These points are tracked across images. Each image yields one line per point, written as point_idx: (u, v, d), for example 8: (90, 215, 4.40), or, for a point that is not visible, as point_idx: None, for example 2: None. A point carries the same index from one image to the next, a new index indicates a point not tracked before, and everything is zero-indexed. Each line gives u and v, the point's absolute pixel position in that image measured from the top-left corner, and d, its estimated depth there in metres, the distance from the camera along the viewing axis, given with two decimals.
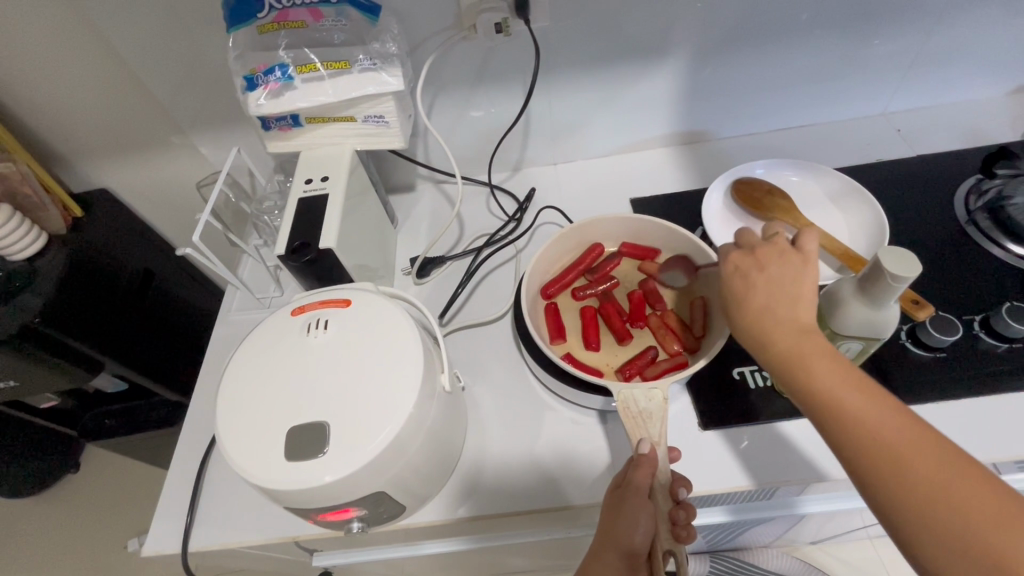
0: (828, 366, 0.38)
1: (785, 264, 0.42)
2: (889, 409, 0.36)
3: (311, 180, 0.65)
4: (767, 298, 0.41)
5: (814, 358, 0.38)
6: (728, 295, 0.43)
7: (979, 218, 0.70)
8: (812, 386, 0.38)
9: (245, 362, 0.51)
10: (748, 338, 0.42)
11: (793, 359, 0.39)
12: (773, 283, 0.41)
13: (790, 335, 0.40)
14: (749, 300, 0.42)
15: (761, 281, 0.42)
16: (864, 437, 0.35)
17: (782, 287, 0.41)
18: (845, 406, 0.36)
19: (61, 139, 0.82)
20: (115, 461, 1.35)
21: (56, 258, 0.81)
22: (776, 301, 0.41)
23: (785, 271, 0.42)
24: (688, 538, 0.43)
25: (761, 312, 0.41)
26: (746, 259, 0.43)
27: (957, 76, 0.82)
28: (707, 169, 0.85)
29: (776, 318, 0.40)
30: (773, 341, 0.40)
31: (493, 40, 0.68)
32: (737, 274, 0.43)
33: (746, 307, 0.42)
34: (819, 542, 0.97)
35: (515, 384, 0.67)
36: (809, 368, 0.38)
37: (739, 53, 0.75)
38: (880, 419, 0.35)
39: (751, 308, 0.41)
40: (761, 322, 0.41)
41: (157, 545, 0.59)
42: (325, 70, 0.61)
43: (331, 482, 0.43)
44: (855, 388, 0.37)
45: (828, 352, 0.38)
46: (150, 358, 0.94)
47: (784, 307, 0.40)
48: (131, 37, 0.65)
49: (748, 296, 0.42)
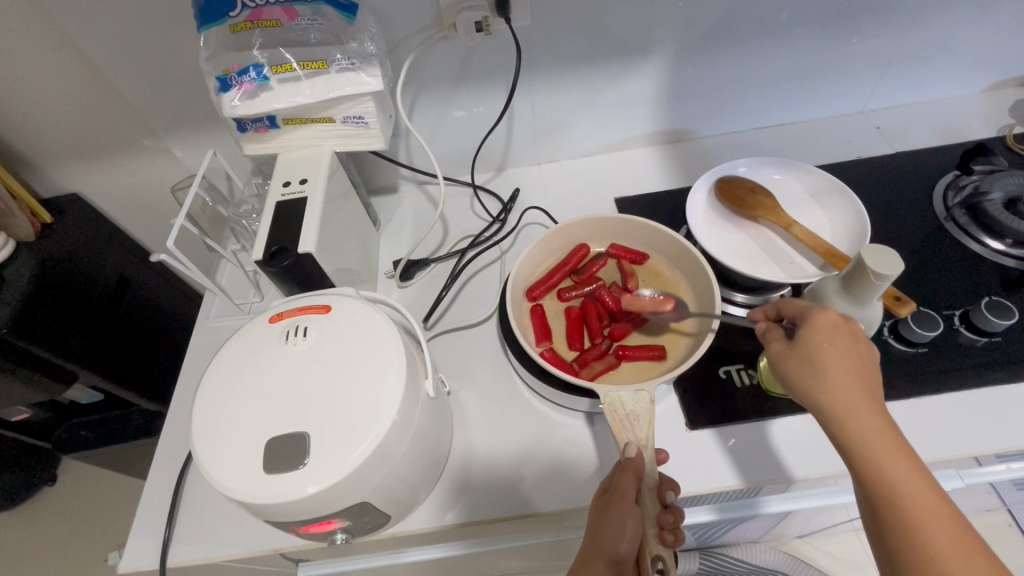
0: (905, 469, 0.36)
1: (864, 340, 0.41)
2: (958, 529, 0.35)
3: (289, 184, 0.63)
4: (853, 376, 0.39)
5: (890, 457, 0.37)
6: (806, 359, 0.41)
7: (958, 214, 0.70)
8: (885, 490, 0.36)
9: (221, 372, 0.49)
10: (820, 412, 0.40)
11: (866, 452, 0.37)
12: (856, 358, 0.40)
13: (873, 427, 0.38)
14: (829, 372, 0.40)
15: (844, 353, 0.40)
16: (933, 559, 0.34)
17: (862, 364, 0.40)
18: (916, 519, 0.35)
19: (28, 143, 0.79)
20: (92, 474, 1.31)
21: (25, 266, 0.78)
22: (857, 378, 0.40)
23: (867, 352, 0.41)
24: (674, 542, 0.44)
25: (848, 392, 0.39)
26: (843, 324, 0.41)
27: (933, 74, 0.83)
28: (690, 167, 0.85)
29: (856, 404, 0.39)
30: (852, 428, 0.38)
31: (473, 40, 0.68)
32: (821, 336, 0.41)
33: (826, 383, 0.40)
34: (806, 536, 0.98)
35: (502, 387, 0.66)
36: (881, 460, 0.37)
37: (720, 51, 0.75)
38: (950, 542, 0.34)
39: (836, 386, 0.39)
40: (842, 402, 0.39)
41: (134, 561, 0.57)
42: (302, 70, 0.60)
43: (314, 494, 0.42)
44: (928, 499, 0.36)
45: (906, 454, 0.37)
46: (126, 367, 0.91)
47: (865, 390, 0.39)
48: (99, 36, 0.63)
49: (832, 372, 0.40)
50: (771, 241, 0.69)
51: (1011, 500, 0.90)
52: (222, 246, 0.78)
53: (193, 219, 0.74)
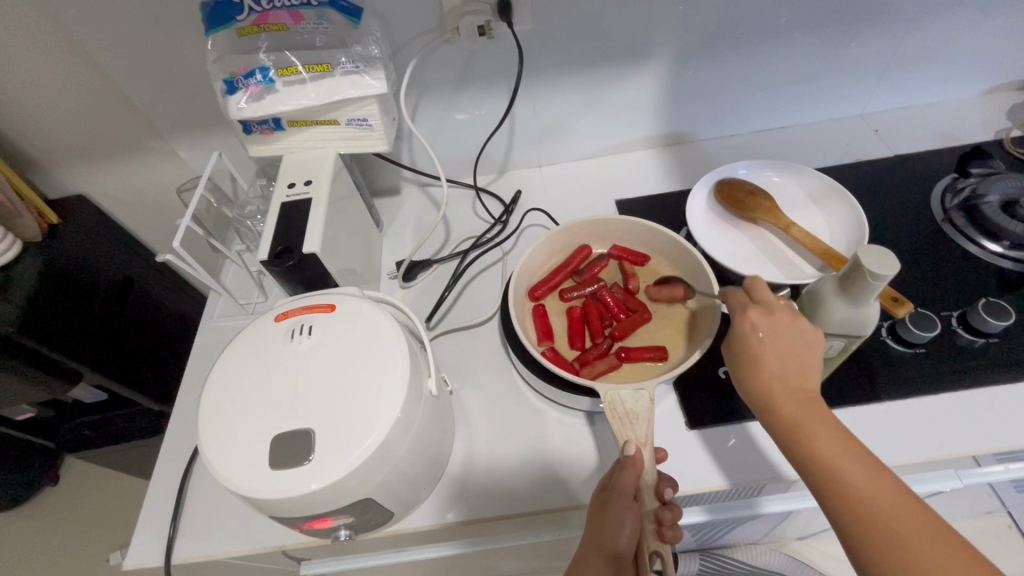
0: (826, 434, 0.41)
1: (786, 327, 0.45)
2: (880, 481, 0.38)
3: (294, 185, 0.64)
4: (777, 358, 0.44)
5: (813, 428, 0.41)
6: (735, 350, 0.46)
7: (955, 216, 0.71)
8: (813, 458, 0.40)
9: (227, 370, 0.50)
10: (753, 398, 0.44)
11: (791, 425, 0.42)
12: (779, 341, 0.44)
13: (796, 404, 0.42)
14: (755, 359, 0.44)
15: (768, 339, 0.44)
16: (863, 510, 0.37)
17: (785, 350, 0.44)
18: (844, 477, 0.39)
19: (36, 145, 0.80)
20: (94, 475, 1.31)
21: (32, 266, 0.78)
22: (780, 363, 0.44)
23: (791, 332, 0.44)
24: (673, 538, 0.44)
25: (772, 375, 0.44)
26: (764, 321, 0.45)
27: (930, 78, 0.84)
28: (690, 169, 0.86)
29: (779, 384, 0.43)
30: (778, 407, 0.43)
31: (476, 43, 0.69)
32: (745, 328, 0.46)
33: (756, 370, 0.44)
34: (806, 537, 0.98)
35: (504, 387, 0.66)
36: (805, 431, 0.41)
37: (719, 55, 0.76)
38: (875, 492, 0.38)
39: (763, 370, 0.44)
40: (767, 384, 0.44)
41: (140, 559, 0.58)
42: (307, 73, 0.61)
43: (318, 490, 0.43)
44: (851, 458, 0.39)
45: (828, 422, 0.41)
46: (131, 367, 0.92)
47: (791, 370, 0.44)
48: (107, 39, 0.64)
49: (759, 358, 0.44)
50: (770, 243, 0.69)
51: (1011, 502, 0.90)
52: (227, 247, 0.79)
53: (198, 220, 0.74)
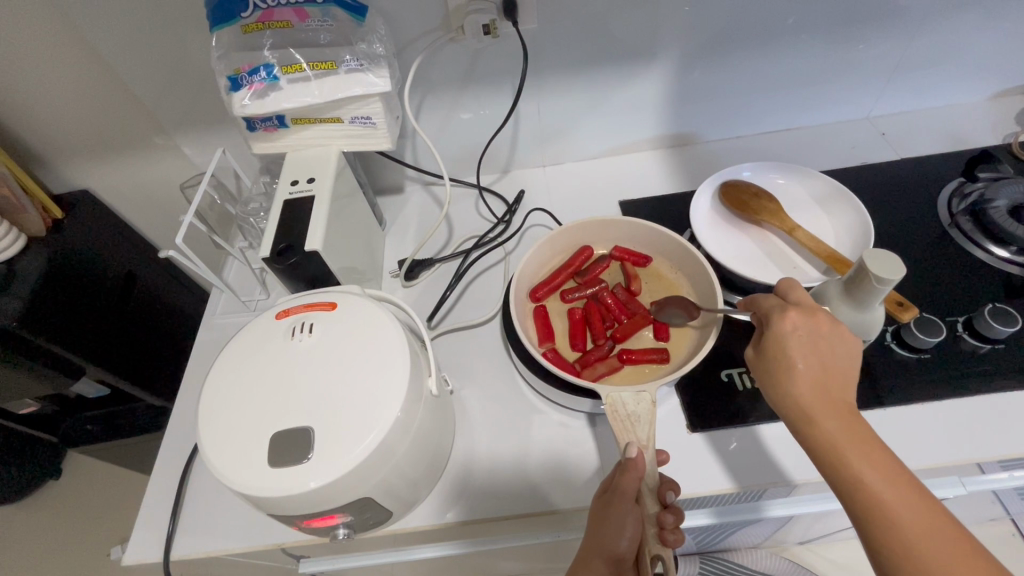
0: (866, 454, 0.39)
1: (825, 332, 0.44)
2: (924, 509, 0.37)
3: (297, 182, 0.64)
4: (816, 367, 0.43)
5: (847, 440, 0.40)
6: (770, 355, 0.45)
7: (962, 221, 0.71)
8: (856, 479, 0.39)
9: (228, 365, 0.50)
10: (789, 408, 0.43)
11: (829, 439, 0.40)
12: (818, 349, 0.43)
13: (832, 414, 0.41)
14: (794, 367, 0.43)
15: (807, 345, 0.44)
16: (906, 539, 0.36)
17: (825, 358, 0.43)
18: (884, 503, 0.37)
19: (40, 140, 0.80)
20: (96, 469, 1.32)
21: (35, 261, 0.78)
22: (816, 371, 0.43)
23: (830, 339, 0.44)
24: (675, 542, 0.43)
25: (811, 386, 0.42)
26: (803, 322, 0.44)
27: (939, 80, 0.83)
28: (695, 171, 0.85)
29: (817, 396, 0.42)
30: (814, 417, 0.41)
31: (480, 42, 0.68)
32: (787, 333, 0.44)
33: (795, 380, 0.43)
34: (807, 542, 0.97)
35: (504, 387, 0.66)
36: (838, 443, 0.40)
37: (725, 56, 0.76)
38: (921, 523, 0.36)
39: (800, 378, 0.43)
40: (807, 396, 0.42)
41: (138, 554, 0.58)
42: (311, 71, 0.61)
43: (315, 488, 0.43)
44: (890, 479, 0.38)
45: (866, 437, 0.40)
46: (133, 363, 0.92)
47: (828, 383, 0.43)
48: (113, 35, 0.64)
49: (798, 367, 0.43)
50: (775, 246, 0.69)
51: (1014, 509, 0.90)
52: (230, 244, 0.79)
53: (202, 217, 0.75)
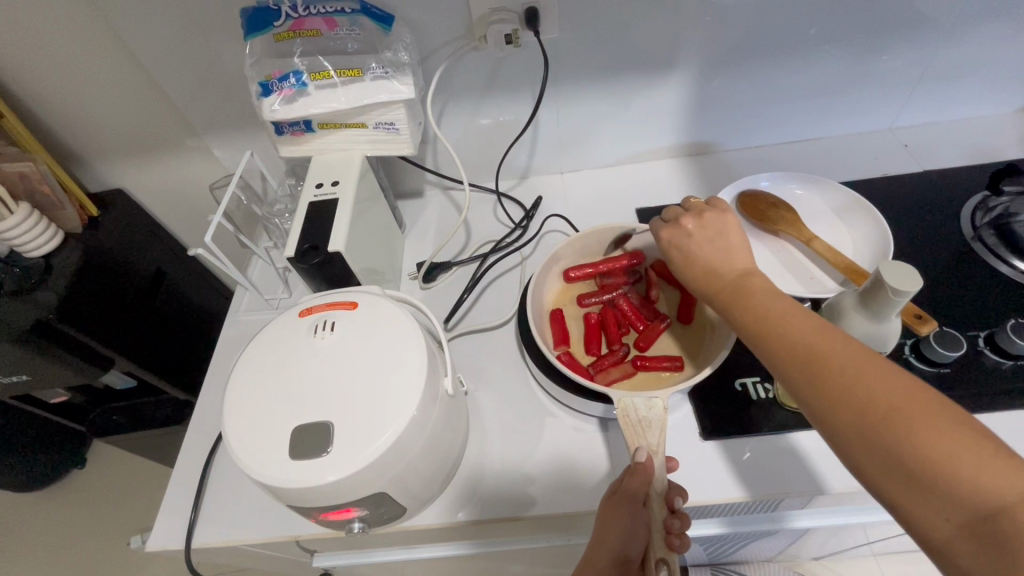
0: (767, 302, 0.42)
1: (715, 221, 0.50)
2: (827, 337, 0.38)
3: (322, 185, 0.66)
4: (708, 249, 0.48)
5: (750, 296, 0.43)
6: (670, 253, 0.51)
7: (986, 234, 0.70)
8: (760, 324, 0.41)
9: (252, 360, 0.52)
10: (698, 288, 0.47)
11: (736, 299, 0.44)
12: (709, 235, 0.49)
13: (731, 280, 0.45)
14: (690, 255, 0.49)
15: (697, 234, 0.49)
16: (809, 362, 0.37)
17: (717, 242, 0.48)
18: (787, 336, 0.39)
19: (80, 140, 0.84)
20: (120, 460, 1.36)
21: (72, 256, 0.82)
22: (713, 252, 0.48)
23: (714, 225, 0.49)
24: (681, 546, 0.45)
25: (707, 262, 0.47)
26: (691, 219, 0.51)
27: (964, 92, 0.83)
28: (712, 180, 0.85)
29: (718, 269, 0.47)
30: (718, 287, 0.46)
31: (502, 51, 0.70)
32: (682, 231, 0.51)
33: (693, 264, 0.48)
34: (822, 558, 0.96)
35: (518, 389, 0.67)
36: (742, 300, 0.43)
37: (745, 65, 0.76)
38: (825, 348, 0.37)
39: (697, 260, 0.48)
40: (709, 271, 0.47)
41: (161, 541, 0.60)
42: (338, 77, 0.62)
43: (333, 482, 0.44)
44: (790, 317, 0.40)
45: (765, 291, 0.43)
46: (160, 357, 0.95)
47: (725, 262, 0.47)
48: (150, 41, 0.67)
49: (695, 254, 0.49)
50: (792, 256, 0.69)
51: None
52: (255, 243, 0.81)
53: (229, 216, 0.77)
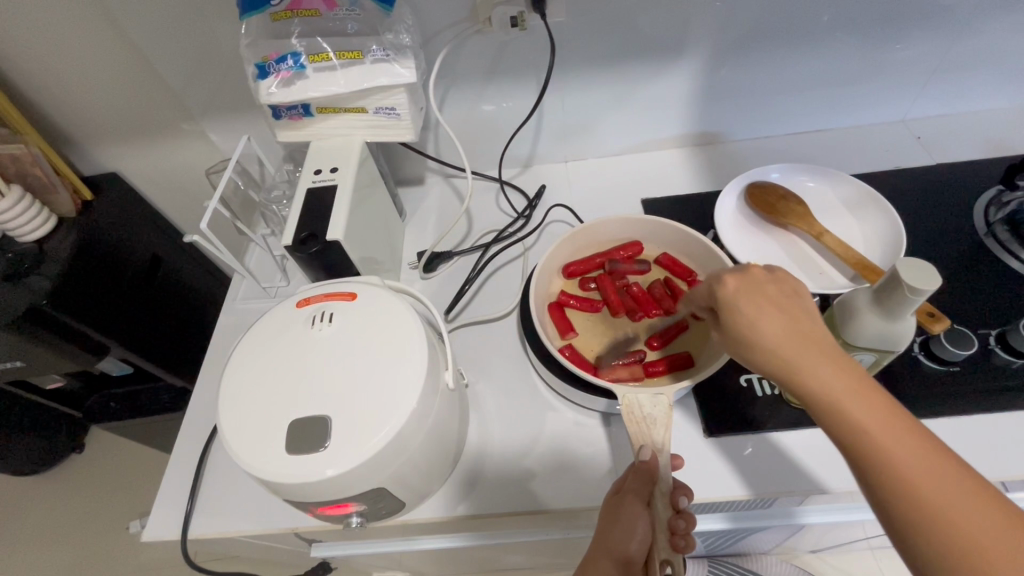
0: (871, 411, 0.33)
1: (785, 286, 0.37)
2: (949, 471, 0.31)
3: (320, 171, 0.65)
4: (791, 329, 0.36)
5: (862, 409, 0.33)
6: (733, 317, 0.37)
7: (999, 230, 0.68)
8: (879, 453, 0.32)
9: (249, 352, 0.51)
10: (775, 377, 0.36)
11: (839, 411, 0.34)
12: (781, 299, 0.36)
13: (833, 376, 0.34)
14: (760, 326, 0.36)
15: (769, 299, 0.36)
16: (933, 508, 0.31)
17: (799, 315, 0.36)
18: (907, 474, 0.32)
19: (73, 122, 0.82)
20: (117, 446, 1.35)
21: (66, 240, 0.80)
22: (797, 332, 0.36)
23: (783, 286, 0.37)
24: (686, 548, 0.43)
25: (796, 346, 0.35)
26: (751, 279, 0.37)
27: (980, 84, 0.81)
28: (720, 171, 0.83)
29: (805, 352, 0.35)
30: (817, 386, 0.34)
31: (508, 35, 0.68)
32: (747, 287, 0.37)
33: (769, 345, 0.36)
34: (819, 551, 0.96)
35: (520, 383, 0.66)
36: (850, 415, 0.33)
37: (756, 54, 0.74)
38: (960, 495, 0.31)
39: (776, 341, 0.35)
40: (790, 356, 0.35)
41: (159, 530, 0.60)
42: (338, 60, 0.60)
43: (332, 477, 0.43)
44: (908, 446, 0.32)
45: (876, 397, 0.34)
46: (157, 344, 0.94)
47: (816, 343, 0.35)
48: (143, 20, 0.65)
49: (767, 326, 0.36)
50: (801, 250, 0.67)
51: None
52: (253, 230, 0.80)
53: (226, 202, 0.76)
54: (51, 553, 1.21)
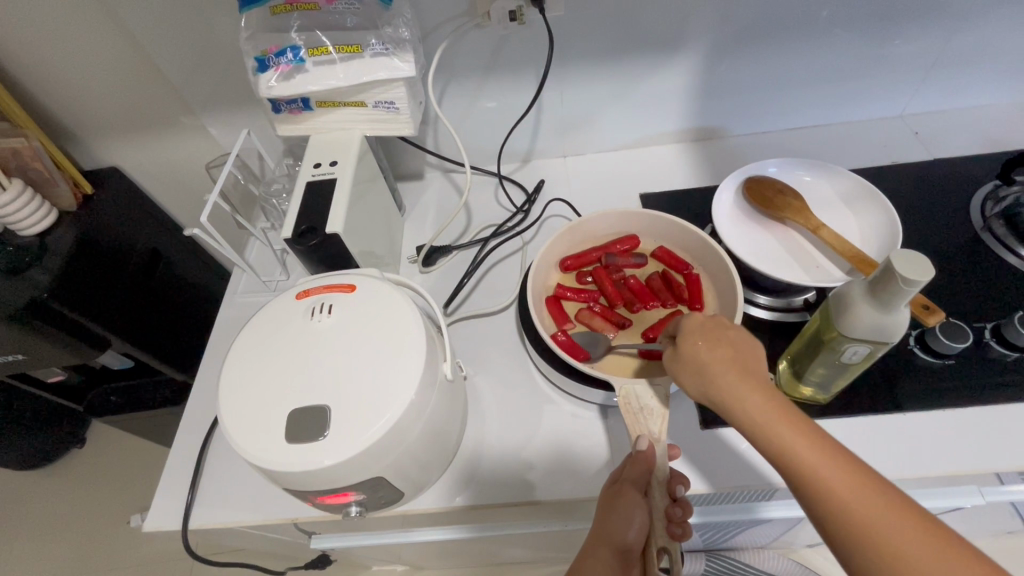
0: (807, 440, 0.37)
1: (731, 333, 0.43)
2: (881, 498, 0.34)
3: (320, 165, 0.65)
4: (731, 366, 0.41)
5: (790, 435, 0.37)
6: (688, 359, 0.43)
7: (995, 225, 0.68)
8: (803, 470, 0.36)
9: (250, 342, 0.51)
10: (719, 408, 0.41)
11: (769, 434, 0.38)
12: (731, 348, 0.42)
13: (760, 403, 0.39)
14: (708, 366, 0.42)
15: (715, 341, 0.43)
16: (863, 531, 0.34)
17: (741, 356, 0.42)
18: (831, 488, 0.35)
19: (74, 117, 0.82)
20: (117, 440, 1.36)
21: (67, 235, 0.81)
22: (737, 369, 0.41)
23: (741, 336, 0.43)
24: (682, 534, 0.45)
25: (733, 378, 0.40)
26: (702, 326, 0.44)
27: (978, 80, 0.81)
28: (718, 166, 0.84)
29: (744, 387, 0.40)
30: (748, 413, 0.39)
31: (506, 29, 0.68)
32: (696, 333, 0.44)
33: (712, 379, 0.41)
34: (816, 545, 0.96)
35: (518, 376, 0.66)
36: (779, 438, 0.37)
37: (754, 49, 0.74)
38: (879, 509, 0.34)
39: (718, 375, 0.41)
40: (735, 395, 0.40)
41: (160, 521, 0.60)
42: (337, 53, 0.60)
43: (330, 466, 0.44)
44: (832, 464, 0.35)
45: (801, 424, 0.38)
46: (157, 338, 0.94)
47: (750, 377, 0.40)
48: (143, 15, 0.65)
49: (711, 364, 0.42)
50: (797, 244, 0.68)
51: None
52: (252, 224, 0.80)
53: (226, 196, 0.76)
54: (53, 547, 1.22)
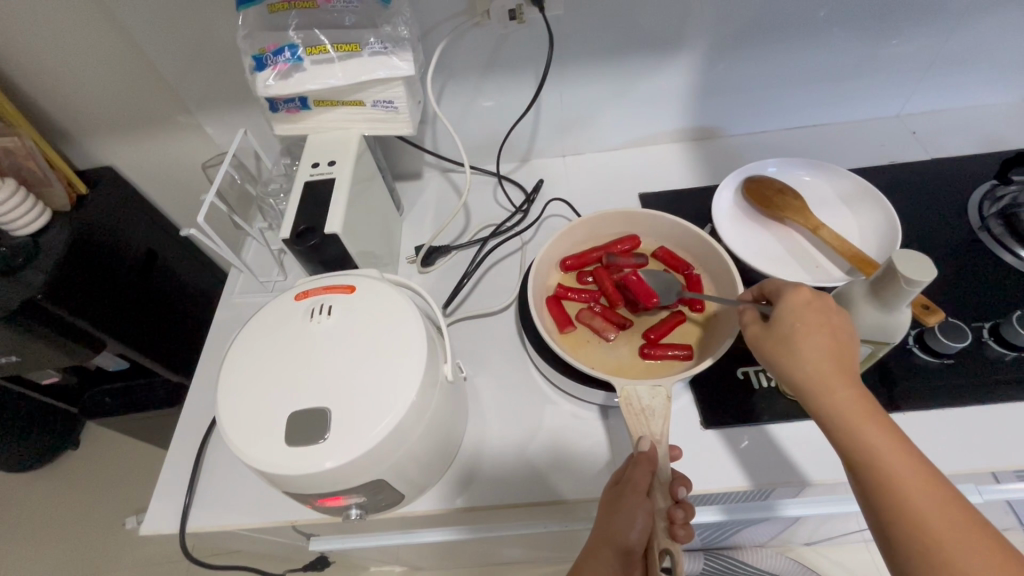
0: (887, 438, 0.38)
1: (834, 319, 0.43)
2: (946, 506, 0.36)
3: (318, 164, 0.64)
4: (826, 351, 0.41)
5: (870, 429, 0.38)
6: (781, 334, 0.43)
7: (993, 225, 0.69)
8: (873, 461, 0.38)
9: (249, 344, 0.51)
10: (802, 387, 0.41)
11: (849, 426, 0.39)
12: (830, 334, 0.42)
13: (849, 395, 0.40)
14: (803, 346, 0.42)
15: (815, 322, 0.43)
16: (920, 528, 0.36)
17: (837, 343, 0.42)
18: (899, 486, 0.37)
19: (67, 115, 0.81)
20: (112, 441, 1.35)
21: (60, 235, 0.80)
22: (830, 356, 0.41)
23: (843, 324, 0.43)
24: (685, 537, 0.44)
25: (823, 363, 0.41)
26: (807, 304, 0.44)
27: (975, 80, 0.81)
28: (717, 166, 0.84)
29: (829, 366, 0.41)
30: (834, 399, 0.40)
31: (505, 28, 0.68)
32: (798, 308, 0.44)
33: (803, 358, 0.41)
34: (814, 544, 0.97)
35: (518, 377, 0.66)
36: (858, 432, 0.38)
37: (753, 48, 0.74)
38: (942, 514, 0.36)
39: (809, 356, 0.41)
40: (823, 381, 0.40)
41: (157, 524, 0.60)
42: (335, 52, 0.60)
43: (331, 469, 0.43)
44: (905, 464, 0.37)
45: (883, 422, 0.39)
46: (152, 339, 0.93)
47: (842, 366, 0.41)
48: (138, 13, 0.65)
49: (807, 345, 0.42)
50: (797, 243, 0.68)
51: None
52: (250, 224, 0.79)
53: (222, 196, 0.75)
54: (48, 549, 1.21)
